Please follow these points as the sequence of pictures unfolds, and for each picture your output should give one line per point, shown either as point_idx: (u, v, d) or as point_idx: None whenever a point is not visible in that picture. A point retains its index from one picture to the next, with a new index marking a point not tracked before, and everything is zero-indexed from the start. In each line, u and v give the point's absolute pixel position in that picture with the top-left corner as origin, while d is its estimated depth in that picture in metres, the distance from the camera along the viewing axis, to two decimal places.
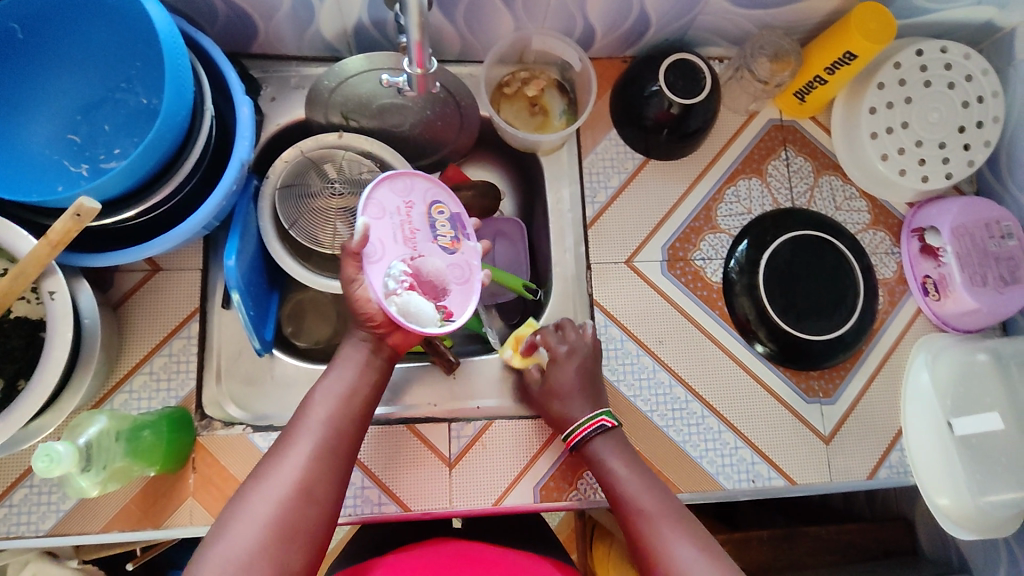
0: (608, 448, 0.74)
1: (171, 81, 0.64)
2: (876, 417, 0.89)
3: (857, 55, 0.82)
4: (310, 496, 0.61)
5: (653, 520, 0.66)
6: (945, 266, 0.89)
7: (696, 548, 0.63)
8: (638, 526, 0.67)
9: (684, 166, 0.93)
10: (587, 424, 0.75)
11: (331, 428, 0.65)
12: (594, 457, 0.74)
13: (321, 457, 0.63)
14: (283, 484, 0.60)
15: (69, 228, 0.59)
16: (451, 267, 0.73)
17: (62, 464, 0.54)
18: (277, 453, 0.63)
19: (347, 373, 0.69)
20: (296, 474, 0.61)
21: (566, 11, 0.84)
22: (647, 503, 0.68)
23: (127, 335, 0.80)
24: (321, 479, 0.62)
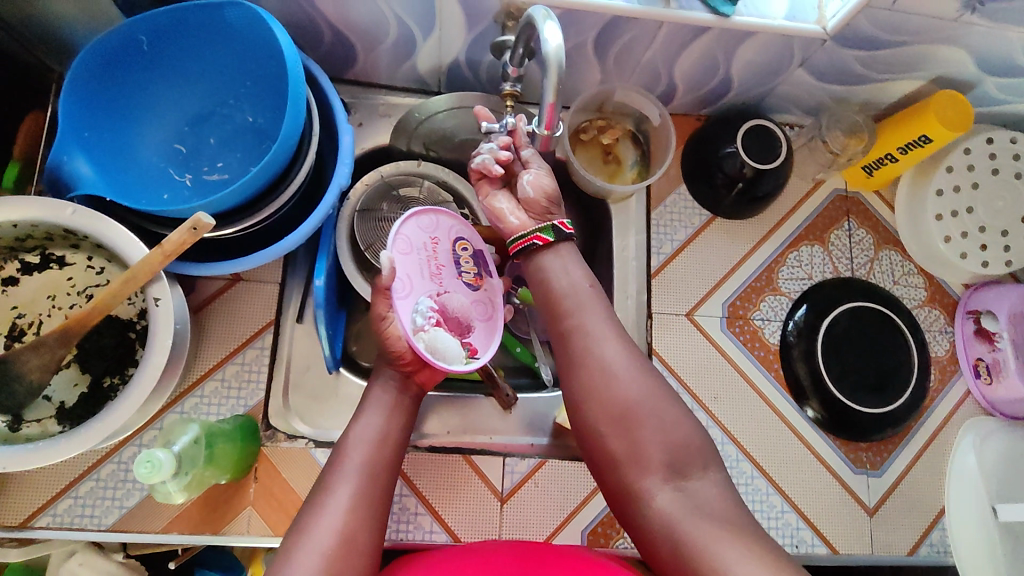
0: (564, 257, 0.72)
1: (290, 109, 0.66)
2: (919, 494, 0.90)
3: (931, 139, 0.84)
4: (354, 546, 0.60)
5: (585, 314, 0.68)
6: (1000, 351, 0.91)
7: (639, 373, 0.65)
8: (571, 326, 0.68)
9: (749, 227, 0.96)
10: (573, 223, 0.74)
11: (370, 474, 0.65)
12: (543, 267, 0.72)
13: (361, 504, 0.62)
14: (323, 535, 0.59)
15: (184, 240, 0.61)
16: (473, 304, 0.78)
17: (161, 472, 0.57)
18: (314, 503, 0.62)
19: (381, 420, 0.70)
20: (337, 526, 0.60)
21: (652, 70, 0.86)
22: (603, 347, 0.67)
23: (201, 342, 0.82)
24: (361, 533, 0.61)
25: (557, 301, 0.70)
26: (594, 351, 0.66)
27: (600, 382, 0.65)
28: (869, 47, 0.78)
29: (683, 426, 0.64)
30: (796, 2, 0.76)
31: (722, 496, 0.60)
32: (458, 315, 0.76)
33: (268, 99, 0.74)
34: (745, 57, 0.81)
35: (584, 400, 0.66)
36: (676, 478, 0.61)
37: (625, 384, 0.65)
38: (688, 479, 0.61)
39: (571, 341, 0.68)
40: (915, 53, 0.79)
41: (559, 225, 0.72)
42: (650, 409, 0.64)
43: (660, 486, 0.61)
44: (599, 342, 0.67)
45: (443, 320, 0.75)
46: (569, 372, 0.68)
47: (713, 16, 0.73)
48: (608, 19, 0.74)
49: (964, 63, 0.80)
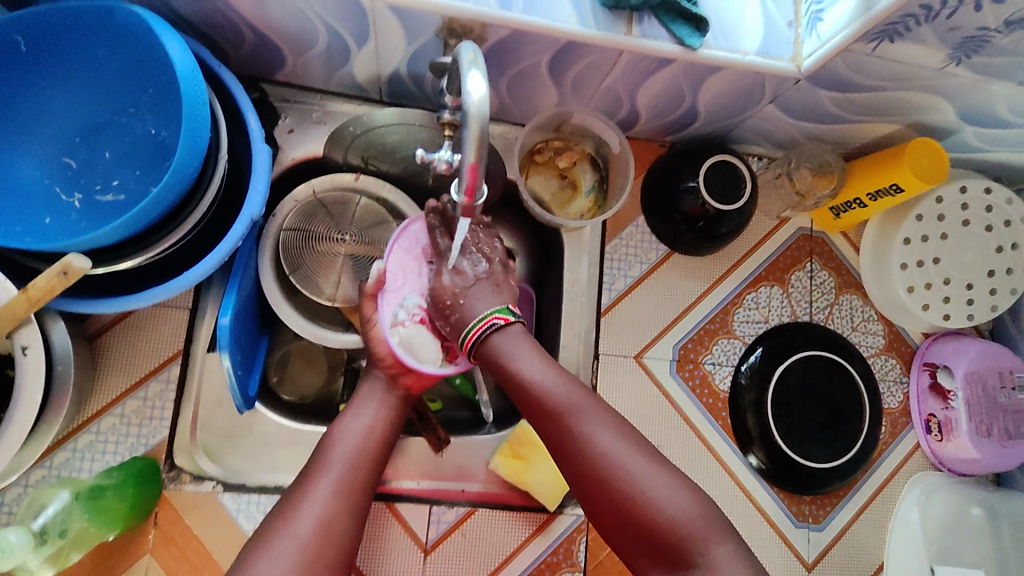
0: (510, 341, 0.67)
1: (187, 133, 0.58)
2: (860, 550, 0.88)
3: (903, 189, 0.79)
4: (338, 534, 0.58)
5: (574, 411, 0.62)
6: (953, 410, 0.89)
7: (621, 440, 0.60)
8: (561, 423, 0.62)
9: (708, 265, 0.91)
10: (476, 327, 0.68)
11: (356, 466, 0.64)
12: (499, 354, 0.66)
13: (342, 496, 0.61)
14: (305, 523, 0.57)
15: (53, 285, 0.55)
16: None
17: (13, 556, 0.54)
18: (295, 495, 0.60)
19: (369, 417, 0.69)
20: (324, 508, 0.59)
21: (614, 96, 0.79)
22: (585, 417, 0.61)
23: (99, 372, 0.74)
24: (346, 521, 0.59)
25: (539, 397, 0.64)
26: (583, 445, 0.60)
27: (596, 475, 0.59)
28: (845, 89, 0.72)
29: (682, 513, 0.57)
30: (771, 36, 0.69)
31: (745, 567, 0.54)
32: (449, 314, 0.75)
33: (171, 111, 0.66)
34: (712, 90, 0.75)
35: (589, 495, 0.60)
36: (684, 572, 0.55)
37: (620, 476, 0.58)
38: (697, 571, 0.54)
39: (560, 436, 0.62)
40: (893, 98, 0.73)
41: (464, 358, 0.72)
42: (645, 498, 0.57)
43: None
44: (589, 439, 0.60)
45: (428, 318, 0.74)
46: (566, 465, 0.62)
47: (679, 47, 0.66)
48: (562, 44, 0.66)
49: (943, 110, 0.75)
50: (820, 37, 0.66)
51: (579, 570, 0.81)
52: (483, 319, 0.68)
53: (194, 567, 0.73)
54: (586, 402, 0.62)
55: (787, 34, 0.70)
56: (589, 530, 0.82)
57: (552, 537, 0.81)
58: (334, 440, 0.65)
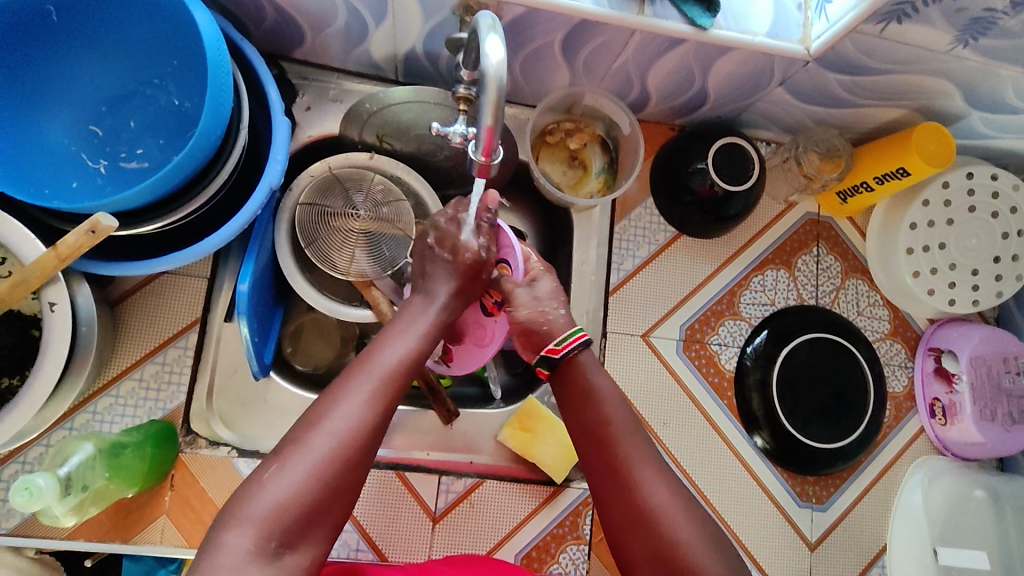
0: (595, 366, 0.68)
1: (211, 101, 0.59)
2: (862, 531, 0.89)
3: (910, 172, 0.80)
4: (362, 454, 0.52)
5: (636, 455, 0.61)
6: (957, 394, 0.89)
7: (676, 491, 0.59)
8: (615, 455, 0.61)
9: (715, 247, 0.92)
10: (568, 340, 0.68)
11: (391, 382, 0.56)
12: (581, 372, 0.67)
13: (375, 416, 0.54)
14: (324, 443, 0.50)
15: (81, 243, 0.57)
16: (476, 325, 0.77)
17: (40, 499, 0.57)
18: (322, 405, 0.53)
19: (411, 338, 0.61)
20: (347, 432, 0.51)
21: (624, 77, 0.80)
22: (635, 454, 0.61)
23: (120, 337, 0.76)
24: (370, 441, 0.52)
25: (601, 432, 0.63)
26: (633, 487, 0.59)
27: (641, 520, 0.57)
28: (853, 72, 0.73)
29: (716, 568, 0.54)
30: (780, 19, 0.70)
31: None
32: (458, 324, 0.77)
33: (195, 82, 0.68)
34: (723, 71, 0.76)
35: (626, 543, 0.58)
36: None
37: (663, 524, 0.56)
38: None
39: (615, 472, 0.61)
40: (902, 81, 0.74)
41: (546, 354, 0.68)
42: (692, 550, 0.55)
43: None
44: (642, 481, 0.59)
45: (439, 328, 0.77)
46: (611, 503, 0.60)
47: (690, 27, 0.67)
48: (576, 22, 0.68)
49: (951, 94, 0.76)
50: (829, 19, 0.67)
51: (584, 543, 0.82)
52: (571, 337, 0.69)
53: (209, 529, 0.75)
54: (644, 448, 0.62)
55: (797, 16, 0.71)
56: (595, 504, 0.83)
57: (557, 510, 0.82)
58: (367, 357, 0.57)
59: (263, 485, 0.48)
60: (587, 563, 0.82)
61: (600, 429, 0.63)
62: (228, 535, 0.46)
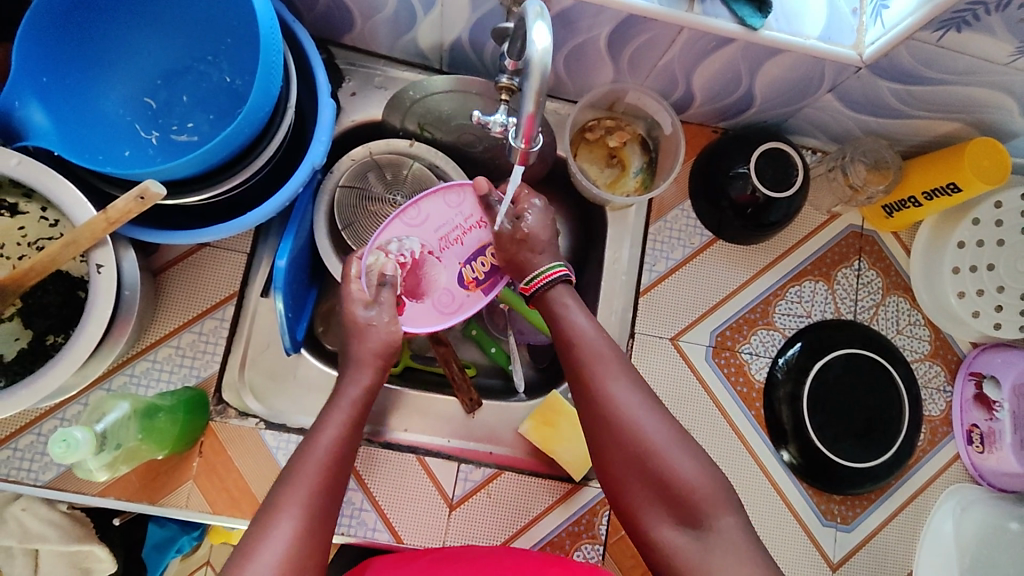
0: (566, 301, 0.73)
1: (262, 78, 0.61)
2: (888, 555, 0.86)
3: (960, 188, 0.78)
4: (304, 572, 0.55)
5: (607, 378, 0.68)
6: (998, 421, 0.87)
7: (651, 408, 0.66)
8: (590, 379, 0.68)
9: (752, 254, 0.90)
10: (539, 277, 0.73)
11: (320, 492, 0.60)
12: (554, 307, 0.73)
13: (308, 532, 0.57)
14: (269, 560, 0.54)
15: (130, 208, 0.59)
16: (444, 290, 0.74)
17: (77, 451, 0.59)
18: (257, 529, 0.57)
19: (336, 427, 0.64)
20: (278, 555, 0.55)
21: (669, 76, 0.79)
22: (607, 371, 0.68)
23: (160, 305, 0.79)
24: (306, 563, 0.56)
25: (579, 354, 0.70)
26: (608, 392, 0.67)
27: (609, 422, 0.66)
28: (907, 81, 0.71)
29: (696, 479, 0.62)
30: (833, 22, 0.69)
31: (739, 531, 0.60)
32: (421, 280, 0.74)
33: (246, 61, 0.70)
34: (771, 73, 0.75)
35: (605, 450, 0.66)
36: (687, 525, 0.61)
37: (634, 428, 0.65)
38: (704, 528, 0.61)
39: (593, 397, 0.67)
40: (958, 93, 0.72)
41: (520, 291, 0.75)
42: (670, 464, 0.63)
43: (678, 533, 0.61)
44: (615, 397, 0.66)
45: (408, 270, 0.73)
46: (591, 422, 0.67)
47: (739, 27, 0.66)
48: (624, 17, 0.67)
49: (1008, 108, 0.73)
50: (884, 25, 0.66)
51: (599, 543, 0.82)
52: (552, 270, 0.73)
53: (233, 498, 0.77)
54: (615, 367, 0.68)
55: (851, 21, 0.69)
56: None
57: (574, 507, 0.82)
58: (293, 470, 0.61)
59: None
60: (601, 563, 0.81)
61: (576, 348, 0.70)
62: None
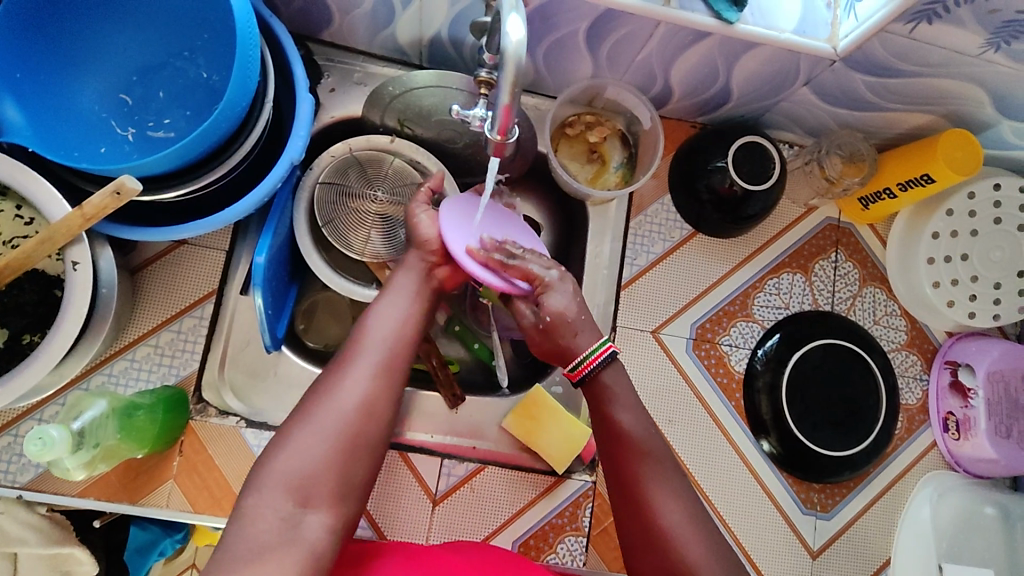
0: (618, 379, 0.70)
1: (238, 72, 0.60)
2: (867, 541, 0.88)
3: (934, 180, 0.79)
4: (367, 419, 0.60)
5: (653, 478, 0.64)
6: (973, 408, 0.88)
7: (690, 513, 0.62)
8: (636, 474, 0.64)
9: (731, 247, 0.91)
10: (586, 362, 0.70)
11: (385, 353, 0.64)
12: (603, 392, 0.69)
13: (375, 384, 0.62)
14: (333, 409, 0.59)
15: (106, 203, 0.58)
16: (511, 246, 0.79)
17: (53, 450, 0.59)
18: (327, 381, 0.61)
19: (399, 303, 0.69)
20: (345, 404, 0.59)
21: (648, 71, 0.80)
22: (648, 461, 0.65)
23: (138, 303, 0.78)
24: (370, 423, 0.60)
25: (622, 449, 0.66)
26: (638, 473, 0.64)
27: (648, 525, 0.62)
28: (880, 74, 0.72)
29: None
30: (808, 17, 0.70)
31: None
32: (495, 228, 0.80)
33: (223, 56, 0.69)
34: (747, 67, 0.75)
35: (638, 550, 0.63)
36: None
37: (657, 512, 0.62)
38: None
39: (636, 492, 0.64)
40: (930, 86, 0.73)
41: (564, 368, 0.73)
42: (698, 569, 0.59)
43: None
44: (657, 500, 0.63)
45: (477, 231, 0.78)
46: (630, 515, 0.64)
47: (716, 21, 0.67)
48: (600, 11, 0.68)
49: (979, 100, 0.74)
50: (857, 18, 0.67)
51: (582, 535, 0.82)
52: (593, 357, 0.70)
53: (214, 496, 0.76)
54: (668, 468, 0.65)
55: (825, 15, 0.70)
56: (595, 497, 0.83)
57: (558, 500, 0.83)
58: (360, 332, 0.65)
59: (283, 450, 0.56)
60: (584, 555, 0.82)
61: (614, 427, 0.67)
62: (253, 500, 0.53)
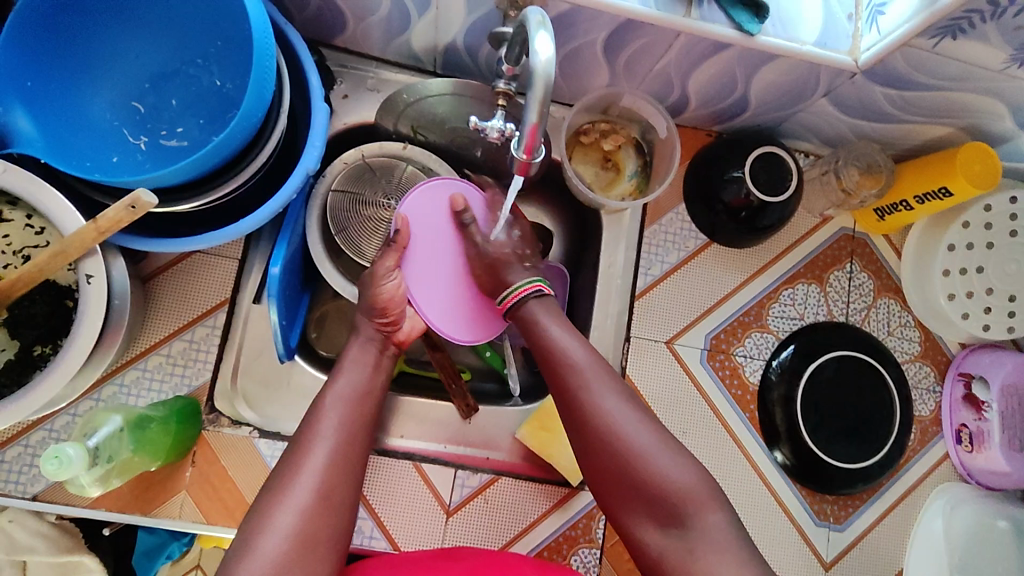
0: (544, 309, 0.72)
1: (255, 83, 0.60)
2: (879, 553, 0.87)
3: (952, 193, 0.78)
4: (332, 497, 0.60)
5: (591, 381, 0.66)
6: (986, 421, 0.88)
7: (634, 411, 0.65)
8: (573, 383, 0.66)
9: (745, 256, 0.91)
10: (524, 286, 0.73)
11: (346, 425, 0.64)
12: (533, 320, 0.71)
13: (338, 461, 0.62)
14: (300, 492, 0.58)
15: (121, 217, 0.57)
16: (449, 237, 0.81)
17: (69, 468, 0.58)
18: (290, 460, 0.61)
19: (355, 371, 0.69)
20: (310, 486, 0.59)
21: (665, 80, 0.79)
22: (585, 366, 0.67)
23: (150, 312, 0.77)
24: (337, 499, 0.60)
25: (555, 362, 0.68)
26: (595, 408, 0.64)
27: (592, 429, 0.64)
28: (901, 87, 0.71)
29: (682, 475, 0.61)
30: (830, 28, 0.69)
31: (728, 532, 0.59)
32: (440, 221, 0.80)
33: (238, 65, 0.68)
34: (766, 78, 0.75)
35: (587, 453, 0.65)
36: (672, 527, 0.60)
37: (601, 415, 0.64)
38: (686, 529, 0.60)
39: (573, 398, 0.66)
40: (951, 99, 0.72)
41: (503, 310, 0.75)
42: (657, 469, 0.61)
43: (659, 536, 0.61)
44: (597, 401, 0.65)
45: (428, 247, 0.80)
46: (571, 420, 0.66)
47: (737, 32, 0.66)
48: (621, 22, 0.67)
49: (999, 114, 0.74)
50: (880, 31, 0.66)
51: (596, 546, 0.82)
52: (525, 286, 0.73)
53: (227, 508, 0.76)
54: (601, 371, 0.67)
55: (846, 26, 0.69)
56: None
57: (571, 512, 0.82)
58: (318, 405, 0.65)
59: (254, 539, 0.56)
60: (598, 566, 0.81)
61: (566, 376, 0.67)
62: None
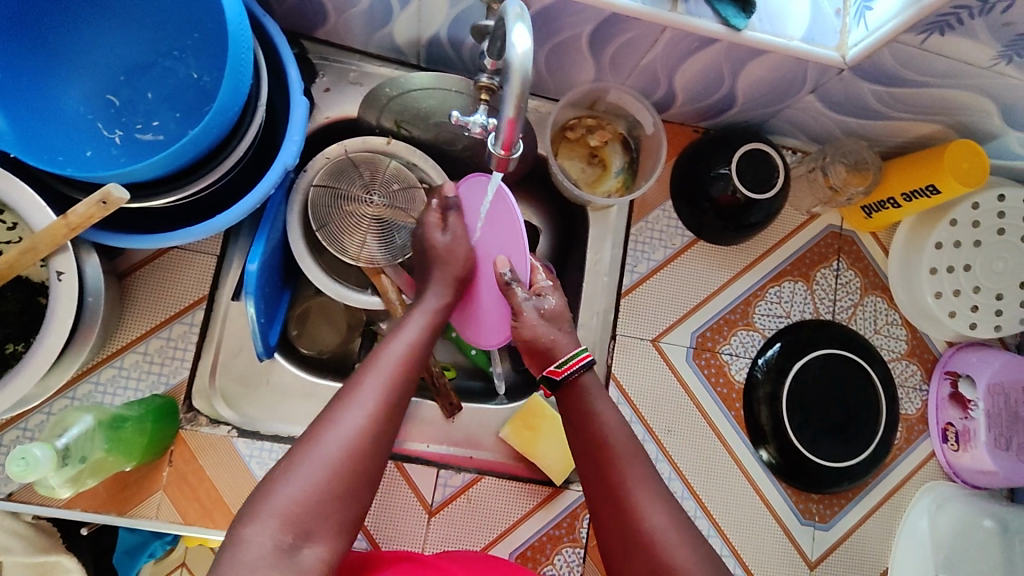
0: (598, 392, 0.69)
1: (230, 75, 0.58)
2: (864, 552, 0.87)
3: (939, 191, 0.78)
4: (374, 451, 0.56)
5: (634, 478, 0.61)
6: (972, 420, 0.87)
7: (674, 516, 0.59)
8: (614, 476, 0.62)
9: (732, 254, 0.90)
10: (572, 362, 0.70)
11: (399, 378, 0.61)
12: (584, 404, 0.68)
13: (386, 412, 0.58)
14: (342, 433, 0.55)
15: (92, 213, 0.56)
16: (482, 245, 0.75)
17: (36, 469, 0.57)
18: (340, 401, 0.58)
19: (413, 332, 0.66)
20: (355, 429, 0.55)
21: (652, 76, 0.78)
22: (627, 460, 0.63)
23: (126, 310, 0.76)
24: (376, 446, 0.56)
25: (601, 449, 0.64)
26: (638, 512, 0.59)
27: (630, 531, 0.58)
28: (889, 83, 0.71)
29: None
30: (817, 23, 0.68)
31: None
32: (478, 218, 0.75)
33: (215, 56, 0.67)
34: (753, 73, 0.74)
35: (622, 557, 0.59)
36: None
37: (641, 518, 0.59)
38: None
39: (613, 490, 0.61)
40: (940, 96, 0.72)
41: (548, 374, 0.70)
42: None
43: None
44: (641, 501, 0.60)
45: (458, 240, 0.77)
46: (609, 517, 0.61)
47: (723, 27, 0.65)
48: (605, 16, 0.66)
49: (987, 111, 0.73)
50: (868, 27, 0.65)
51: (580, 546, 0.81)
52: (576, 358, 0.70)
53: (205, 508, 0.75)
54: (644, 470, 0.62)
55: (834, 22, 0.69)
56: None
57: (555, 511, 0.81)
58: (377, 354, 0.62)
59: (281, 482, 0.52)
60: (581, 566, 0.81)
61: (590, 425, 0.66)
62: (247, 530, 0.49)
